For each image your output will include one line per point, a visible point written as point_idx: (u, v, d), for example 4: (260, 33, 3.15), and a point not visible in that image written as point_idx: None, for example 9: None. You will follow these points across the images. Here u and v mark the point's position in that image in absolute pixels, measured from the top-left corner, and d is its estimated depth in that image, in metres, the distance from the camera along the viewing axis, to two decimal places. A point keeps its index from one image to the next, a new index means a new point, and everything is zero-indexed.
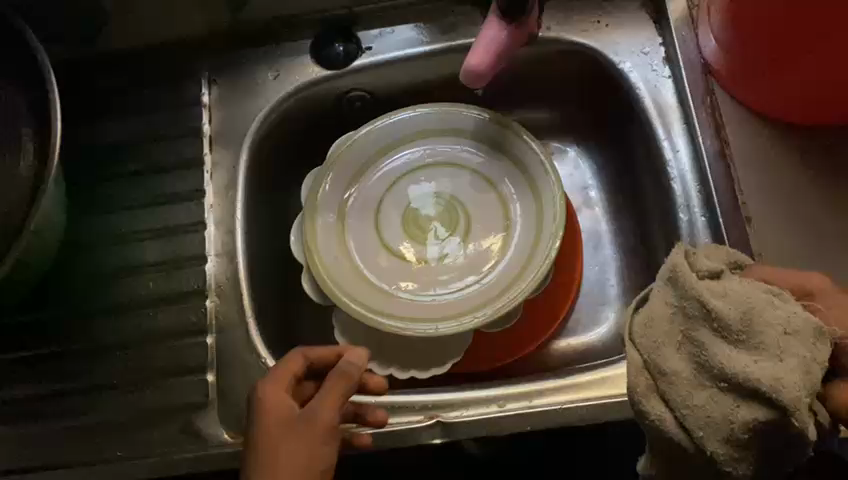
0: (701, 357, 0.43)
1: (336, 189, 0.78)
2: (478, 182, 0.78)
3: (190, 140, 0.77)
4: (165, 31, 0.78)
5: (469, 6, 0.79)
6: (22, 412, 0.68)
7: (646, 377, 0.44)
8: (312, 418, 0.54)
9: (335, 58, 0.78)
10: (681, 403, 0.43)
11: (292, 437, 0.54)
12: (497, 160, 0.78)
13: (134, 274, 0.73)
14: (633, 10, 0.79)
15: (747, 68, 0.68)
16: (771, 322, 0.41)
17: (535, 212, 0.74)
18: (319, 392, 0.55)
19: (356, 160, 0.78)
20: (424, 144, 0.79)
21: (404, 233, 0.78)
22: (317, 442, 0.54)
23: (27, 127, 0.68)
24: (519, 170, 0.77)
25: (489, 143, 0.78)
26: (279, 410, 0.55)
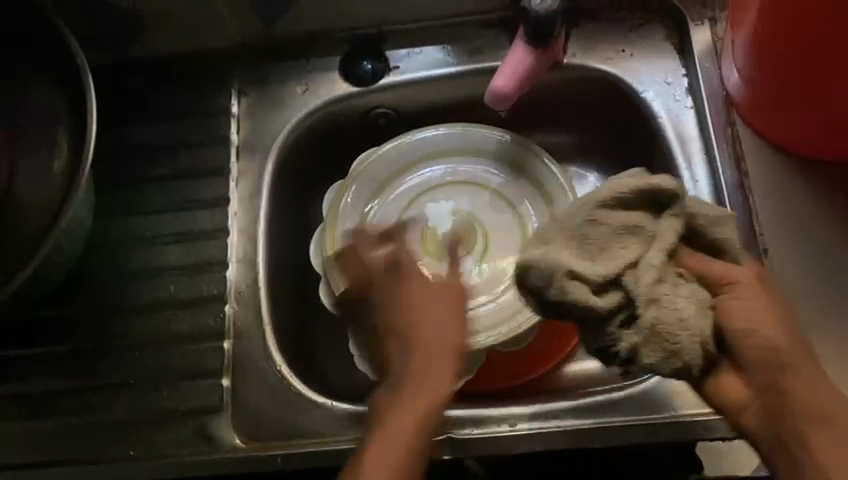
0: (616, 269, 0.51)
1: (359, 200, 0.78)
2: (499, 202, 0.78)
3: (218, 149, 0.79)
4: (197, 43, 0.81)
5: (496, 29, 0.80)
6: (41, 405, 0.71)
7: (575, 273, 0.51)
8: (445, 290, 0.57)
9: (363, 75, 0.80)
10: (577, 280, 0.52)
11: (443, 307, 0.56)
12: (519, 183, 0.78)
13: (157, 276, 0.75)
14: (659, 40, 0.79)
15: (767, 103, 0.69)
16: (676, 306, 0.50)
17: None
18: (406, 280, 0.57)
19: (381, 171, 0.79)
20: (447, 162, 0.79)
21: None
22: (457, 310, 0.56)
23: (62, 129, 0.69)
24: (540, 191, 0.77)
25: (510, 167, 0.78)
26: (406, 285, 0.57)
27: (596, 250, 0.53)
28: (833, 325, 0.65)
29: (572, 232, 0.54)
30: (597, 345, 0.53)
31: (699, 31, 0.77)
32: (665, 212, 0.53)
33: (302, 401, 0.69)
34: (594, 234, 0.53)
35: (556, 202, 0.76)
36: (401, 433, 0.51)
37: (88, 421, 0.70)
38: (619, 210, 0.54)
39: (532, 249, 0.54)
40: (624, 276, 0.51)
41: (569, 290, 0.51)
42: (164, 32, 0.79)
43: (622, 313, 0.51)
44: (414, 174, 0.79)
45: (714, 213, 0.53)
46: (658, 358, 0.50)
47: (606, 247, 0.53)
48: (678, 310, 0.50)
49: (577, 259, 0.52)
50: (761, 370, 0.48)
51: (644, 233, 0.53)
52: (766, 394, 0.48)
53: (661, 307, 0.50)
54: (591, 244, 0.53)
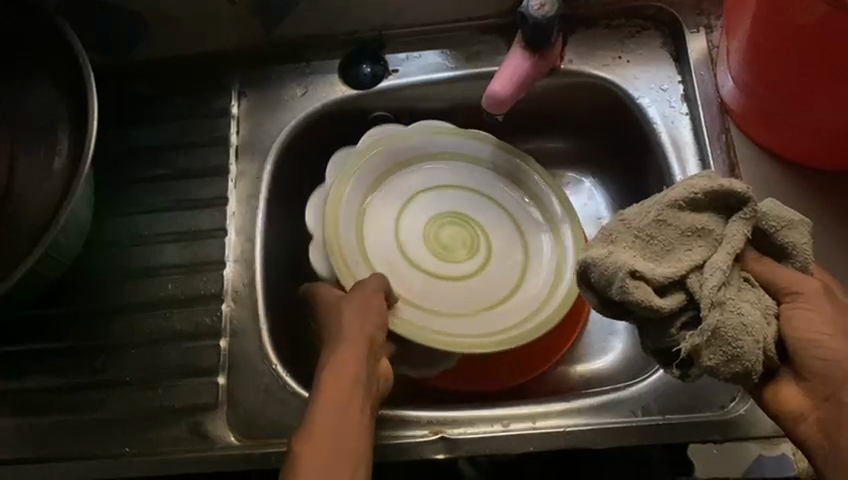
0: (678, 267, 0.51)
1: (359, 190, 0.76)
2: (495, 210, 0.78)
3: (218, 150, 0.80)
4: (198, 44, 0.82)
5: (495, 36, 0.81)
6: (37, 401, 0.71)
7: (634, 271, 0.51)
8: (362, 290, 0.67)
9: (362, 79, 0.81)
10: (644, 277, 0.51)
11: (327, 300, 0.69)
12: (513, 194, 0.79)
13: (155, 276, 0.76)
14: (655, 47, 0.80)
15: (761, 111, 0.70)
16: (738, 311, 0.49)
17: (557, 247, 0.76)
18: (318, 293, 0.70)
19: (379, 167, 0.77)
20: (443, 168, 0.79)
21: (423, 247, 0.76)
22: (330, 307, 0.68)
23: (62, 128, 0.70)
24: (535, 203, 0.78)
25: (506, 177, 0.79)
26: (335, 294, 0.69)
27: (656, 252, 0.52)
28: None
29: (637, 233, 0.53)
30: (661, 345, 0.53)
31: (694, 39, 0.78)
32: (735, 215, 0.52)
33: (297, 401, 0.70)
34: (659, 235, 0.53)
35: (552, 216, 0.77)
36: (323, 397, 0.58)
37: (84, 416, 0.70)
38: (688, 211, 0.53)
39: (595, 247, 0.53)
40: (689, 277, 0.51)
41: (632, 291, 0.50)
42: (166, 34, 0.80)
43: (685, 315, 0.51)
44: (410, 176, 0.78)
45: (788, 216, 0.52)
46: (718, 360, 0.50)
47: (671, 249, 0.52)
48: (742, 315, 0.49)
49: (641, 260, 0.52)
50: (821, 381, 0.48)
51: (710, 236, 0.52)
52: (828, 404, 0.48)
53: (725, 311, 0.50)
54: (655, 245, 0.52)
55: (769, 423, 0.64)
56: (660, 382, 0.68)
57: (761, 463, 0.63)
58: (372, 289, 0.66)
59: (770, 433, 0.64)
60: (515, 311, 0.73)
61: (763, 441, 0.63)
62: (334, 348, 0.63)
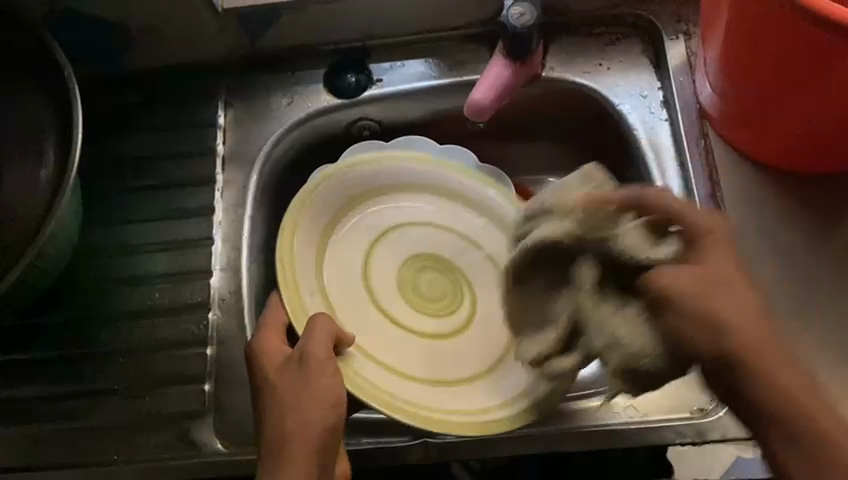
0: (561, 327, 0.57)
1: (322, 213, 0.73)
2: (464, 250, 0.75)
3: (204, 160, 0.81)
4: (184, 55, 0.83)
5: (478, 44, 0.82)
6: (27, 410, 0.72)
7: (539, 352, 0.58)
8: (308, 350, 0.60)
9: (346, 88, 0.82)
10: (545, 356, 0.58)
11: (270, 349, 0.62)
12: (492, 233, 0.75)
13: (143, 284, 0.77)
14: (636, 54, 0.80)
15: (739, 118, 0.71)
16: (614, 343, 0.54)
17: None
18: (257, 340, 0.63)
19: (345, 189, 0.74)
20: (413, 206, 0.76)
21: (396, 296, 0.73)
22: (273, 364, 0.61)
23: (48, 141, 0.71)
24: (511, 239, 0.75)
25: (481, 211, 0.76)
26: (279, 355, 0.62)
27: (549, 317, 0.59)
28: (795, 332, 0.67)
29: (517, 304, 0.61)
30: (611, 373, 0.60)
31: (674, 46, 0.79)
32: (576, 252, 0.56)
33: None
34: (528, 297, 0.60)
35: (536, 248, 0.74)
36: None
37: (74, 425, 0.71)
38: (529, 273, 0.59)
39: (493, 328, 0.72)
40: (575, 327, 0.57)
41: (553, 367, 0.58)
42: (152, 46, 0.81)
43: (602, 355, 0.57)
44: (381, 210, 0.76)
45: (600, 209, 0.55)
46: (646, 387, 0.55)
47: (547, 309, 0.59)
48: (627, 345, 0.53)
49: (537, 336, 0.60)
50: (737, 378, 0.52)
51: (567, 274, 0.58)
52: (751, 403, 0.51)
53: (608, 350, 0.54)
54: (534, 308, 0.60)
55: None
56: None
57: (737, 464, 0.65)
58: (321, 350, 0.60)
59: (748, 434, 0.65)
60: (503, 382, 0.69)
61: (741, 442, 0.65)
62: (295, 431, 0.56)
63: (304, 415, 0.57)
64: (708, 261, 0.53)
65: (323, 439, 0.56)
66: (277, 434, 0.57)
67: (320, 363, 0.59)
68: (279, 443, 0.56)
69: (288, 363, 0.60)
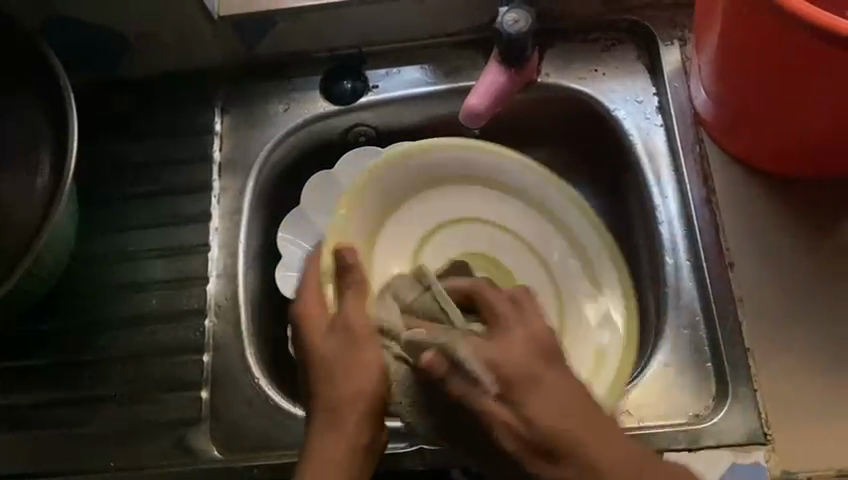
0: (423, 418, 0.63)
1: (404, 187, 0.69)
2: (513, 246, 0.70)
3: (200, 167, 0.81)
4: (181, 62, 0.83)
5: (473, 50, 0.82)
6: (24, 416, 0.73)
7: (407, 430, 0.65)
8: (347, 326, 0.56)
9: (342, 95, 0.82)
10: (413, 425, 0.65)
11: (315, 310, 0.58)
12: (541, 227, 0.69)
13: (139, 291, 0.77)
14: (631, 59, 0.80)
15: (734, 123, 0.71)
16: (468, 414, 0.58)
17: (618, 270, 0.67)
18: (304, 294, 0.59)
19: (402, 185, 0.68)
20: (448, 195, 0.70)
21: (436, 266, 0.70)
22: (318, 324, 0.58)
23: (45, 150, 0.71)
24: (559, 233, 0.69)
25: (529, 203, 0.69)
26: (318, 318, 0.58)
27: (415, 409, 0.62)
28: (788, 338, 0.67)
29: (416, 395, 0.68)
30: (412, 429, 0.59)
31: (670, 52, 0.79)
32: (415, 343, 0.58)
33: (279, 414, 0.71)
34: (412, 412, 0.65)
35: (579, 241, 0.68)
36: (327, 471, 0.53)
37: (71, 431, 0.72)
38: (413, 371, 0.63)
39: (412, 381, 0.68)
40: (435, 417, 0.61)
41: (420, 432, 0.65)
42: (148, 53, 0.81)
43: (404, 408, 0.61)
44: (429, 201, 0.70)
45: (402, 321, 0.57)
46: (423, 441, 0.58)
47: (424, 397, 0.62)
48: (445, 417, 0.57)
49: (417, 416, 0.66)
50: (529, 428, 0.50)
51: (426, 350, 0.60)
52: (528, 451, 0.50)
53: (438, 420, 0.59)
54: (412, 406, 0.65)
55: (740, 431, 0.65)
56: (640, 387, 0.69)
57: (733, 472, 0.64)
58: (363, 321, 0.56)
59: (741, 440, 0.65)
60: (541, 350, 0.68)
61: (735, 448, 0.65)
62: (351, 399, 0.55)
63: (350, 390, 0.55)
64: (526, 405, 0.48)
65: (374, 403, 0.55)
66: (328, 405, 0.55)
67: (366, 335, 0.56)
68: (332, 412, 0.55)
69: (334, 332, 0.57)
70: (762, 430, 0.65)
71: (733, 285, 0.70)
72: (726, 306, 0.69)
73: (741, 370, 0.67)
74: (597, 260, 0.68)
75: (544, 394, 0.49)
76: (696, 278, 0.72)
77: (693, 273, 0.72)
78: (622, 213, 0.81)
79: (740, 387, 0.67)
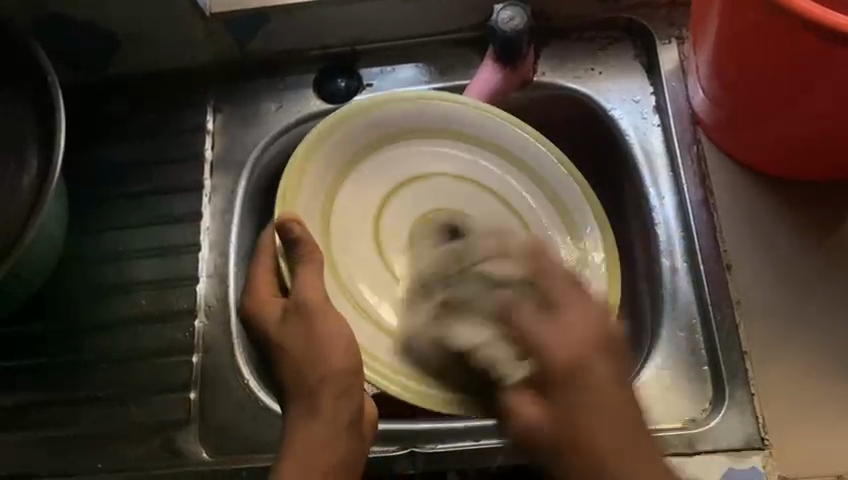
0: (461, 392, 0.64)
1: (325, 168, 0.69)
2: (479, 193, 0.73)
3: (191, 166, 0.80)
4: (171, 60, 0.82)
5: (468, 48, 0.81)
6: (10, 418, 0.72)
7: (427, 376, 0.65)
8: (297, 305, 0.60)
9: (336, 93, 0.81)
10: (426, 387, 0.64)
11: (267, 295, 0.62)
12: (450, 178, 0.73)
13: (127, 291, 0.76)
14: (629, 58, 0.79)
15: (731, 124, 0.70)
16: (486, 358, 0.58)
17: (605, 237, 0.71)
18: (251, 283, 0.62)
19: (335, 154, 0.70)
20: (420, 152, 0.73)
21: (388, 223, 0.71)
22: (266, 307, 0.61)
23: (32, 144, 0.71)
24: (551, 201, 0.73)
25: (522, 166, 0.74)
26: (271, 306, 0.61)
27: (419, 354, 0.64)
28: (786, 340, 0.66)
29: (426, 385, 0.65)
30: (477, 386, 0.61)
31: (667, 51, 0.78)
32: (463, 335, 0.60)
33: (269, 416, 0.70)
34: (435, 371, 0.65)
35: (563, 201, 0.73)
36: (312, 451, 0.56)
37: (57, 432, 0.71)
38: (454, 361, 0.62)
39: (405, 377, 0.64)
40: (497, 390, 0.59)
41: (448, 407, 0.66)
42: (139, 51, 0.80)
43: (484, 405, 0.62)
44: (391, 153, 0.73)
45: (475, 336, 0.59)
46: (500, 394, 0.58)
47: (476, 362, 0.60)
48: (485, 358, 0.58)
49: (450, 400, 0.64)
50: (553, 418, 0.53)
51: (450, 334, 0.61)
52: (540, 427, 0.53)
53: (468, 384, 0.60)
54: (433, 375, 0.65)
55: (738, 435, 0.64)
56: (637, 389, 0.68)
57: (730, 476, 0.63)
58: (314, 290, 0.60)
59: (738, 445, 0.64)
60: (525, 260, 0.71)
61: (732, 453, 0.64)
62: (323, 378, 0.58)
63: (323, 366, 0.58)
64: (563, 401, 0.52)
65: (347, 378, 0.58)
66: (301, 388, 0.58)
67: (319, 304, 0.59)
68: (308, 398, 0.58)
69: (288, 315, 0.60)
70: (759, 434, 0.64)
71: (731, 286, 0.69)
72: (722, 307, 0.68)
73: (738, 373, 0.66)
74: (577, 205, 0.72)
75: (588, 388, 0.52)
76: (693, 280, 0.71)
77: (690, 274, 0.71)
78: (618, 200, 0.81)
79: (736, 390, 0.66)
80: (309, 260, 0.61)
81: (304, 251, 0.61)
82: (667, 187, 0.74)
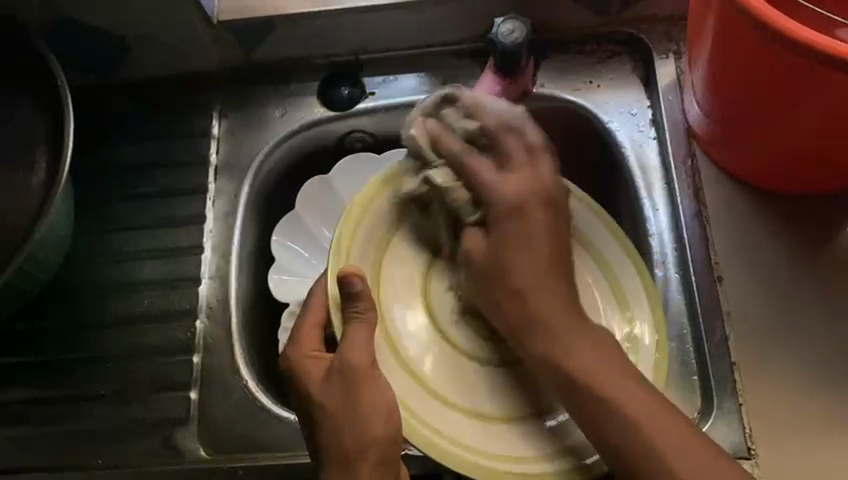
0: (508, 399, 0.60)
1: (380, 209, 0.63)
2: (578, 280, 0.66)
3: (196, 170, 0.82)
4: (179, 66, 0.84)
5: (468, 59, 0.83)
6: (14, 413, 0.74)
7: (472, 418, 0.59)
8: (341, 365, 0.55)
9: (340, 100, 0.82)
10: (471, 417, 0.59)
11: (310, 338, 0.60)
12: None
13: (132, 291, 0.78)
14: (627, 71, 0.81)
15: (725, 139, 0.71)
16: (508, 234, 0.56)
17: (659, 322, 0.64)
18: (297, 325, 0.61)
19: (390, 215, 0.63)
20: None
21: (537, 250, 0.67)
22: (306, 349, 0.59)
23: (41, 144, 0.72)
24: (610, 284, 0.66)
25: None
26: (310, 359, 0.58)
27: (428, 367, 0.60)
28: (774, 352, 0.67)
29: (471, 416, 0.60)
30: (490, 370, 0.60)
31: (664, 65, 0.79)
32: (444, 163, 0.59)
33: (267, 415, 0.71)
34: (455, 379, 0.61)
35: (623, 291, 0.66)
36: None
37: (60, 428, 0.73)
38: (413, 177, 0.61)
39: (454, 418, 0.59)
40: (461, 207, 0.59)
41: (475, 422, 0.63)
42: (147, 56, 0.82)
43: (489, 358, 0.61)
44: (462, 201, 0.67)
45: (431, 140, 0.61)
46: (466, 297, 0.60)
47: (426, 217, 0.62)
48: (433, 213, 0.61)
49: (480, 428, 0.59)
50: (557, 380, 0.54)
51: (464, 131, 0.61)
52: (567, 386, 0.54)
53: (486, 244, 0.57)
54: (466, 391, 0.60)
55: (726, 445, 0.65)
56: None
57: None
58: (362, 354, 0.55)
59: (724, 454, 0.65)
60: (598, 340, 0.63)
61: None
62: (364, 446, 0.53)
63: (361, 430, 0.53)
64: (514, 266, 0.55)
65: (389, 446, 0.54)
66: (339, 452, 0.54)
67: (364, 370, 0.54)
68: (344, 463, 0.54)
69: (331, 374, 0.56)
70: (746, 444, 0.65)
71: (722, 299, 0.70)
72: (713, 318, 0.70)
73: (727, 384, 0.68)
74: (630, 289, 0.66)
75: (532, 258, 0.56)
76: (684, 290, 0.73)
77: (683, 284, 0.73)
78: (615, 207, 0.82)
79: (725, 400, 0.67)
80: (363, 322, 0.56)
81: (351, 311, 0.56)
82: (661, 197, 0.76)
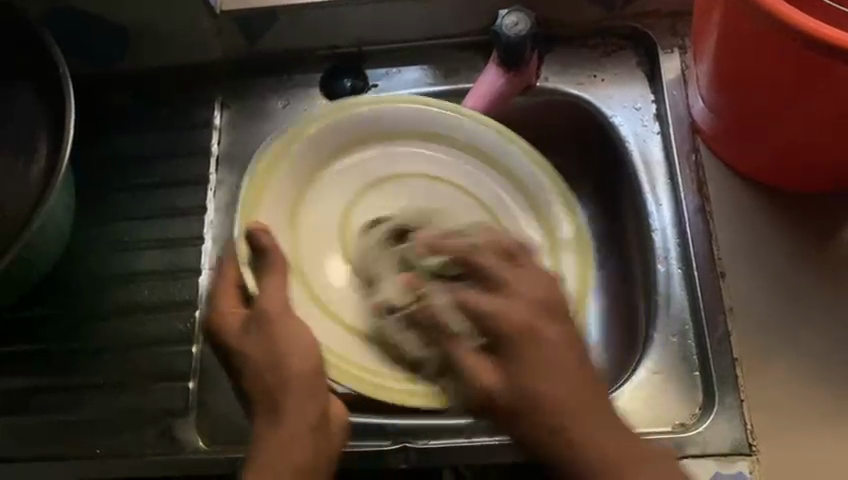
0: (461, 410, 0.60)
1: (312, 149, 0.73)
2: (450, 190, 0.75)
3: (197, 160, 0.82)
4: (181, 56, 0.83)
5: (472, 53, 0.82)
6: (12, 401, 0.73)
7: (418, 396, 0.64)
8: (261, 316, 0.57)
9: (342, 93, 0.82)
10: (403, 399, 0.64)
11: (227, 294, 0.61)
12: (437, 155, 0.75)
13: (131, 281, 0.77)
14: (631, 65, 0.81)
15: (729, 133, 0.71)
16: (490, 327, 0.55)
17: (580, 266, 0.71)
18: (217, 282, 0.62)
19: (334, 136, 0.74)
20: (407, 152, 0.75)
21: (379, 198, 0.74)
22: (228, 303, 0.60)
23: (42, 132, 0.72)
24: (526, 197, 0.74)
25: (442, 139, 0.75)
26: (228, 307, 0.59)
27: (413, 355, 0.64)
28: (776, 348, 0.67)
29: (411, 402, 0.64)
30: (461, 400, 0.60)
31: (668, 60, 0.79)
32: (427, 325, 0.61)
33: None
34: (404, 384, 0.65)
35: (526, 186, 0.74)
36: (278, 461, 0.53)
37: (57, 417, 0.72)
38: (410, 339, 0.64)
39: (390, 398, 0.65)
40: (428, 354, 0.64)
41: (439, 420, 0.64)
42: (149, 46, 0.82)
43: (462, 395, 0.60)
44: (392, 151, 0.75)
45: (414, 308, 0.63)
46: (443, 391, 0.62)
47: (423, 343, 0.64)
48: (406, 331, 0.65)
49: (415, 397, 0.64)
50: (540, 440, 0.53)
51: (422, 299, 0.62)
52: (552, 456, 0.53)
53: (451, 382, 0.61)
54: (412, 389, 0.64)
55: (726, 441, 0.65)
56: (627, 394, 0.69)
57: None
58: (276, 302, 0.57)
59: (725, 449, 0.64)
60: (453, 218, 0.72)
61: (719, 458, 0.64)
62: (287, 381, 0.55)
63: (288, 371, 0.55)
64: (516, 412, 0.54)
65: (311, 382, 0.56)
66: (263, 389, 0.55)
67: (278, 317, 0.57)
68: (269, 401, 0.55)
69: (249, 325, 0.57)
70: (747, 440, 0.64)
71: (724, 294, 0.70)
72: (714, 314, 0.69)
73: (729, 381, 0.67)
74: (546, 197, 0.73)
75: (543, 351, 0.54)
76: (686, 285, 0.72)
77: (685, 279, 0.72)
78: (617, 202, 0.82)
79: (726, 396, 0.66)
80: (276, 270, 0.59)
81: (264, 264, 0.59)
82: (663, 192, 0.76)
